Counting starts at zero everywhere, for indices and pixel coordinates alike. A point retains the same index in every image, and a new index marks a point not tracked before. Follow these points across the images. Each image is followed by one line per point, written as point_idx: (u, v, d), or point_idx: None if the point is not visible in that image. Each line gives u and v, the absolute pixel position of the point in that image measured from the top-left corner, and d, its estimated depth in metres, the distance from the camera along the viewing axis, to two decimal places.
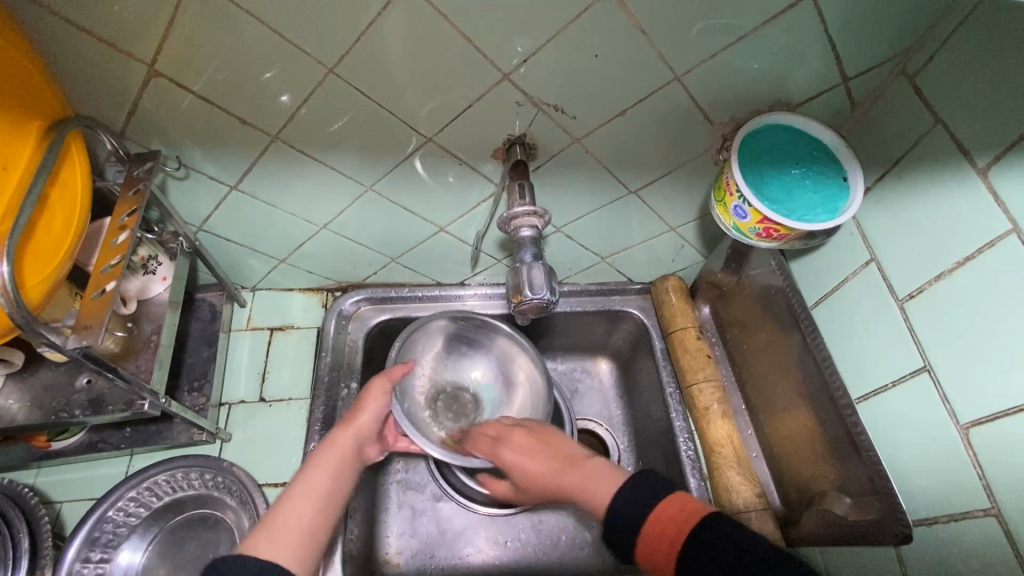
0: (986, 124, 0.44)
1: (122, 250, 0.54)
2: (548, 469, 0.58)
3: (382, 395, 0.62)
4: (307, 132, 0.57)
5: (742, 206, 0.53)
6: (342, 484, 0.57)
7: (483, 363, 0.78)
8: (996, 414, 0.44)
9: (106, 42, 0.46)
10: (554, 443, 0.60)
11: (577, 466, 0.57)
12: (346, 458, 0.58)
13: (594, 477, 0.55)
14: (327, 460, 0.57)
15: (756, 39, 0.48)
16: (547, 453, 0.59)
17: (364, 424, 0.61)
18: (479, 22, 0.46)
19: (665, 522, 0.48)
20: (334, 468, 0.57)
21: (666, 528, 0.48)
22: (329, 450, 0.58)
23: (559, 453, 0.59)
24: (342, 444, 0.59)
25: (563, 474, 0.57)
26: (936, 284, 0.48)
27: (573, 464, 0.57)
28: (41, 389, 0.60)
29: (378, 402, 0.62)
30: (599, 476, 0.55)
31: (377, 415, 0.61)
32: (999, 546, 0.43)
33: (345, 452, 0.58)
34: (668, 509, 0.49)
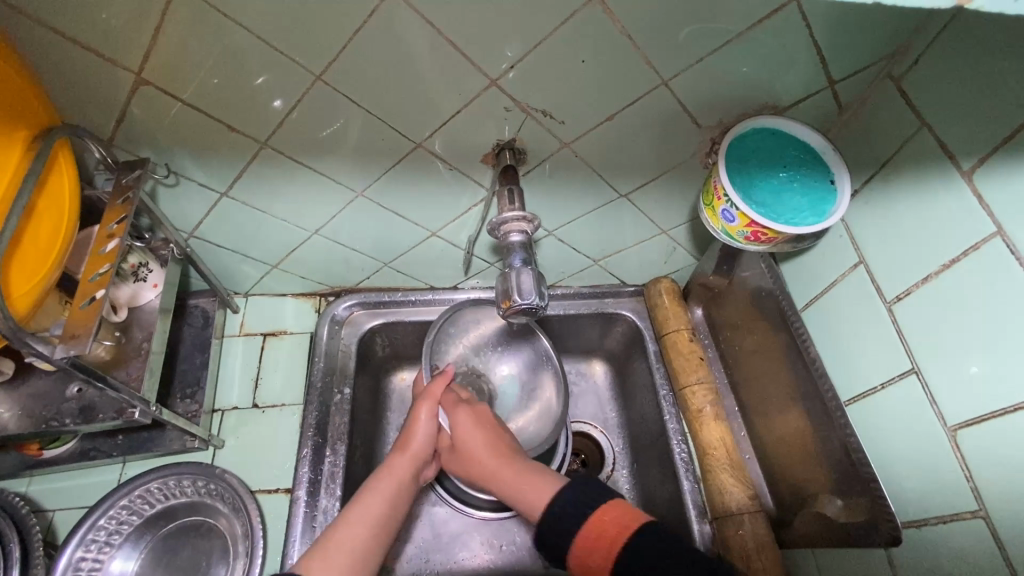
0: (971, 127, 0.44)
1: (111, 258, 0.54)
2: (486, 456, 0.62)
3: (430, 419, 0.65)
4: (297, 138, 0.57)
5: (729, 210, 0.53)
6: (397, 507, 0.60)
7: (513, 361, 0.77)
8: (983, 417, 0.44)
9: (93, 51, 0.46)
10: (499, 433, 0.64)
11: (513, 459, 0.61)
12: (403, 484, 0.61)
13: (531, 486, 0.58)
14: (385, 485, 0.60)
15: (742, 44, 0.48)
16: (491, 439, 0.63)
17: (417, 448, 0.64)
18: (465, 29, 0.46)
19: (603, 525, 0.52)
20: (390, 494, 0.60)
21: (607, 529, 0.51)
22: (386, 473, 0.61)
23: (503, 445, 0.62)
24: (398, 471, 0.62)
25: (498, 471, 0.61)
26: (923, 286, 0.48)
27: (513, 461, 0.61)
28: (31, 398, 0.60)
29: (428, 426, 0.65)
30: (538, 476, 0.59)
31: (429, 437, 0.64)
32: (987, 548, 0.43)
33: (400, 477, 0.61)
34: (609, 515, 0.52)
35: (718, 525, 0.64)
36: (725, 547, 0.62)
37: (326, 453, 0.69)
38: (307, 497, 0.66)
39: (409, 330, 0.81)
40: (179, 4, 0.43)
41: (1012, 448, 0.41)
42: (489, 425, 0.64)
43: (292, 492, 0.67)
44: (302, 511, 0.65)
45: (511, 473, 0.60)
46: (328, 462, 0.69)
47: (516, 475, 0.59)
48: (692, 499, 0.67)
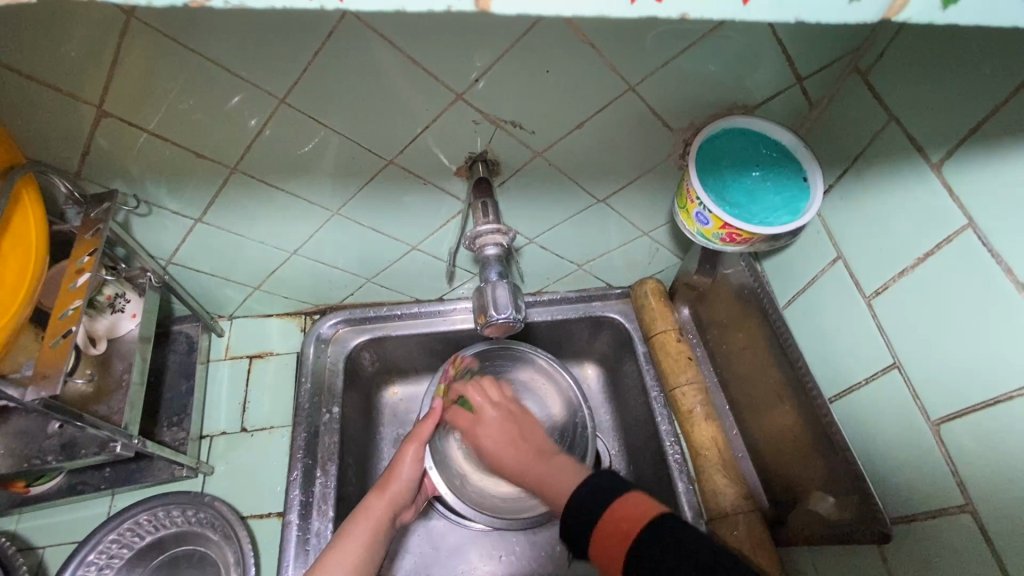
0: (938, 119, 0.44)
1: (82, 293, 0.53)
2: (523, 458, 0.64)
3: (415, 460, 0.67)
4: (267, 160, 0.57)
5: (703, 213, 0.53)
6: (373, 554, 0.61)
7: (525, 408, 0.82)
8: (965, 410, 0.43)
9: (51, 87, 0.45)
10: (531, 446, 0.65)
11: (547, 458, 0.63)
12: (380, 525, 0.62)
13: (559, 473, 0.61)
14: (362, 530, 0.61)
15: (707, 45, 0.48)
16: (507, 437, 0.66)
17: (398, 491, 0.65)
18: (426, 46, 0.46)
19: (617, 522, 0.49)
20: (365, 541, 0.61)
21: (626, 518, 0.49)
22: (362, 515, 0.62)
23: (530, 450, 0.65)
24: (376, 511, 0.63)
25: (535, 463, 0.63)
26: (900, 280, 0.48)
27: (545, 458, 0.63)
28: (12, 437, 0.60)
29: (412, 468, 0.66)
30: (570, 471, 0.61)
31: (410, 480, 0.66)
32: (975, 544, 0.42)
33: (377, 518, 0.62)
34: (621, 508, 0.50)
35: (713, 525, 0.63)
36: None
37: (316, 475, 0.69)
38: (299, 520, 0.66)
39: (396, 344, 0.81)
40: (133, 36, 0.43)
41: (994, 441, 0.41)
42: (510, 435, 0.66)
43: (283, 516, 0.67)
44: (295, 535, 0.65)
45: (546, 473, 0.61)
46: (319, 483, 0.68)
47: (542, 472, 0.62)
48: (687, 500, 0.66)
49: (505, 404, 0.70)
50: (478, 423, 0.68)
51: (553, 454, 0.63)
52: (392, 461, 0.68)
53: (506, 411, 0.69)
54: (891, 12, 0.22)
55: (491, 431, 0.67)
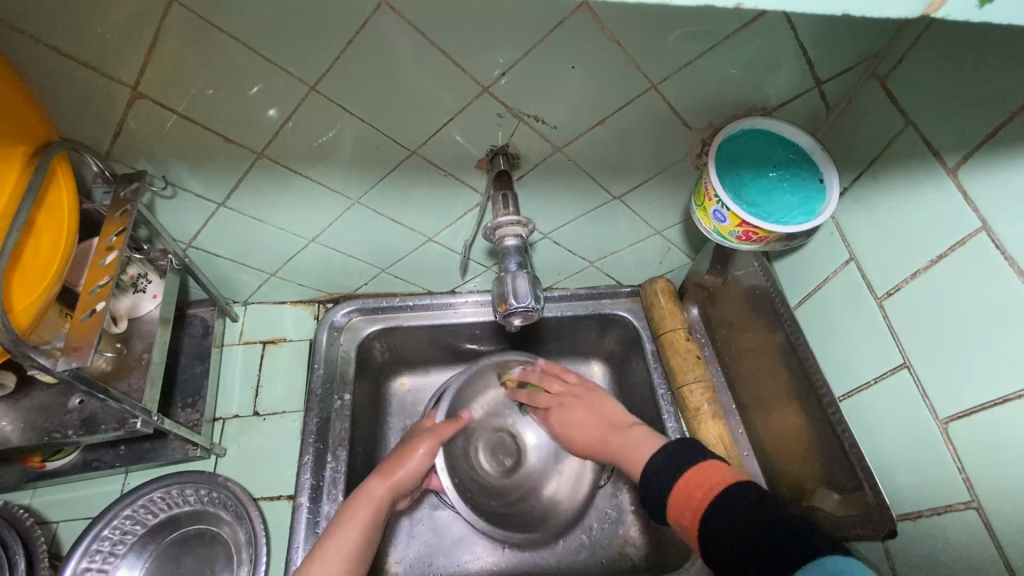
0: (955, 125, 0.45)
1: (111, 270, 0.55)
2: (600, 424, 0.69)
3: (426, 454, 0.68)
4: (293, 148, 0.58)
5: (721, 210, 0.54)
6: (369, 540, 0.60)
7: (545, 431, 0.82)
8: (973, 409, 0.44)
9: (90, 67, 0.46)
10: (613, 418, 0.69)
11: (623, 430, 0.66)
12: (380, 508, 0.62)
13: (638, 439, 0.63)
14: (362, 512, 0.61)
15: (731, 47, 0.49)
16: (593, 414, 0.70)
17: (402, 479, 0.65)
18: (457, 38, 0.47)
19: (692, 489, 0.53)
20: (364, 524, 0.61)
21: (695, 490, 0.52)
22: (363, 494, 0.63)
23: (609, 423, 0.68)
24: (377, 496, 0.63)
25: (614, 440, 0.66)
26: (913, 280, 0.49)
27: (618, 430, 0.66)
28: (33, 411, 0.61)
29: (421, 462, 0.67)
30: (646, 441, 0.62)
31: (416, 471, 0.66)
32: (980, 541, 0.43)
33: (378, 502, 0.62)
34: (703, 471, 0.53)
35: None
36: None
37: (327, 460, 0.70)
38: (309, 504, 0.67)
39: (407, 335, 0.82)
40: (174, 20, 0.44)
41: (1002, 439, 0.42)
42: (586, 411, 0.71)
43: (294, 498, 0.68)
44: (305, 517, 0.66)
45: (622, 441, 0.64)
46: (330, 467, 0.69)
47: (622, 443, 0.64)
48: None
49: (574, 386, 0.74)
50: (559, 407, 0.73)
51: (632, 426, 0.66)
52: (399, 450, 0.69)
53: (581, 389, 0.73)
54: (932, 9, 0.23)
55: (570, 411, 0.72)
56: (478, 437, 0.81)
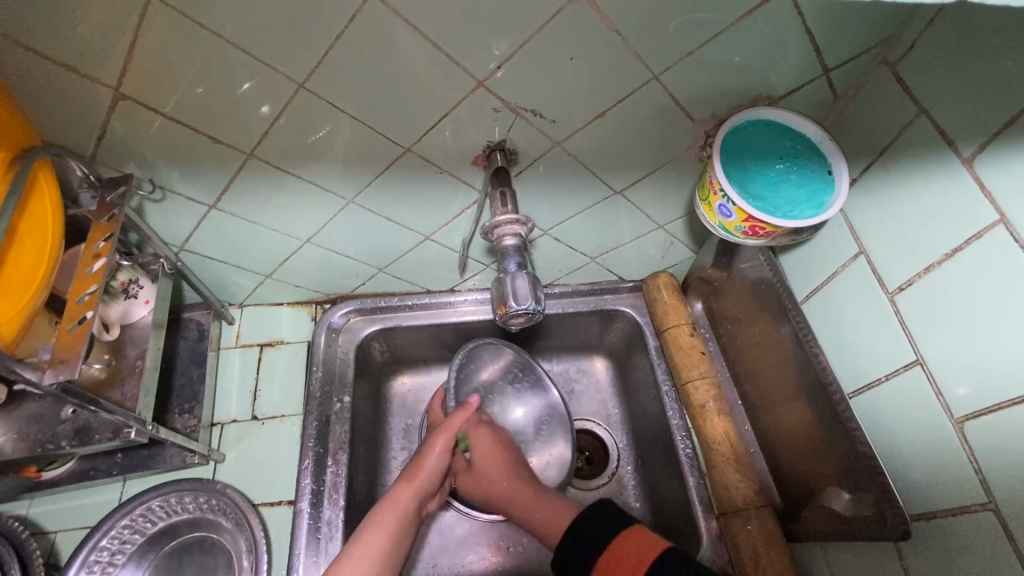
0: (970, 112, 0.43)
1: (98, 278, 0.53)
2: (504, 487, 0.66)
3: (443, 452, 0.64)
4: (283, 147, 0.56)
5: (726, 205, 0.52)
6: (398, 544, 0.59)
7: (526, 406, 0.78)
8: (991, 407, 0.43)
9: (69, 68, 0.45)
10: (518, 472, 0.67)
11: (540, 495, 0.65)
12: (405, 516, 0.60)
13: (551, 510, 0.63)
14: (389, 519, 0.59)
15: (735, 34, 0.47)
16: (506, 466, 0.67)
17: (425, 479, 0.63)
18: (450, 31, 0.45)
19: (627, 551, 0.54)
20: (393, 530, 0.59)
21: (626, 557, 0.54)
22: (389, 501, 0.61)
23: (523, 479, 0.66)
24: (403, 501, 0.61)
25: (517, 501, 0.65)
26: (925, 275, 0.48)
27: (529, 485, 0.66)
28: (26, 421, 0.60)
29: (440, 457, 0.64)
30: (554, 508, 0.63)
31: (437, 469, 0.64)
32: (998, 542, 0.42)
33: (404, 508, 0.61)
34: (630, 542, 0.55)
35: (725, 521, 0.63)
36: (733, 544, 0.61)
37: (327, 464, 0.69)
38: (310, 509, 0.66)
39: (407, 335, 0.80)
40: (154, 16, 0.42)
41: (1019, 438, 0.41)
42: (496, 458, 0.67)
43: (295, 504, 0.67)
44: (306, 523, 0.65)
45: (537, 505, 0.64)
46: (330, 472, 0.68)
47: (530, 501, 0.64)
48: (699, 495, 0.66)
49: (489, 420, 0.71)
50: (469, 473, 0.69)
51: (539, 487, 0.66)
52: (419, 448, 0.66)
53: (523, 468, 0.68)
54: None
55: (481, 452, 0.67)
56: None
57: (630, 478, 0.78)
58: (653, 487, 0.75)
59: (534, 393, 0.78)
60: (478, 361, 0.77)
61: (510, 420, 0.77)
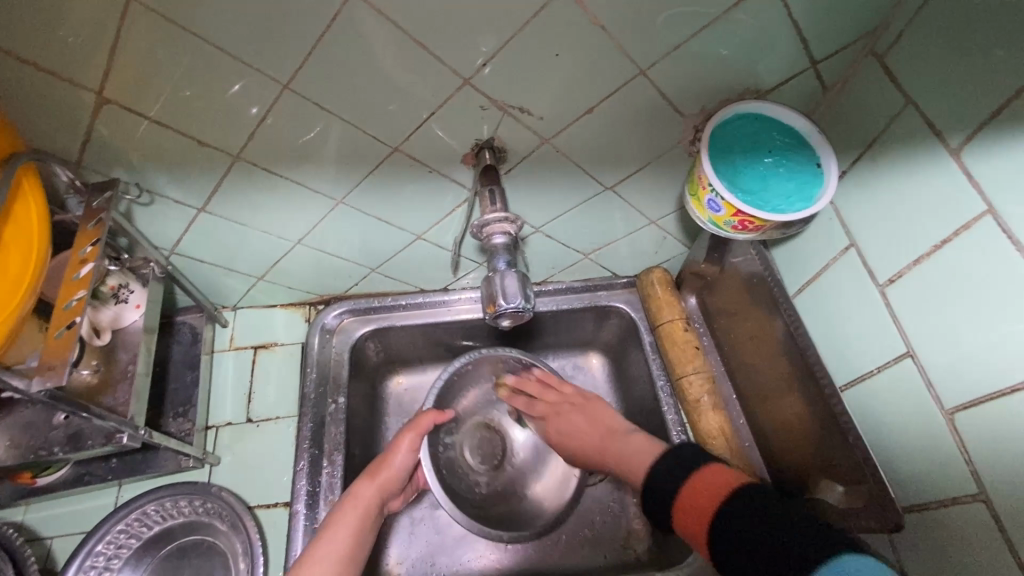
0: (957, 103, 0.43)
1: (85, 283, 0.53)
2: (598, 433, 0.71)
3: (409, 453, 0.67)
4: (271, 149, 0.56)
5: (715, 200, 0.52)
6: (361, 540, 0.60)
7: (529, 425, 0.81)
8: (981, 399, 0.43)
9: (50, 73, 0.44)
10: (608, 420, 0.72)
11: (622, 437, 0.69)
12: (369, 513, 0.61)
13: (635, 447, 0.66)
14: (350, 517, 0.60)
15: (721, 27, 0.47)
16: (596, 423, 0.71)
17: (388, 477, 0.65)
18: (434, 29, 0.45)
19: (700, 492, 0.56)
20: (356, 525, 0.60)
21: (705, 489, 0.56)
22: (351, 498, 0.62)
23: (604, 428, 0.71)
24: (364, 497, 0.62)
25: (613, 442, 0.69)
26: (915, 267, 0.48)
27: (616, 436, 0.69)
28: (18, 428, 0.59)
29: (406, 457, 0.67)
30: (640, 451, 0.66)
31: (400, 469, 0.66)
32: (989, 534, 0.42)
33: (366, 504, 0.62)
34: (707, 476, 0.57)
35: None
36: None
37: (323, 465, 0.68)
38: (306, 510, 0.66)
39: (401, 335, 0.80)
40: (133, 19, 0.42)
41: (1008, 430, 0.41)
42: (592, 419, 0.72)
43: (290, 505, 0.66)
44: (302, 524, 0.65)
45: (624, 448, 0.67)
46: (325, 473, 0.68)
47: (623, 448, 0.67)
48: None
49: (570, 394, 0.75)
50: (558, 414, 0.74)
51: (629, 433, 0.69)
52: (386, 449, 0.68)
53: (580, 398, 0.74)
54: None
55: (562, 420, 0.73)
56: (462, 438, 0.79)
57: None
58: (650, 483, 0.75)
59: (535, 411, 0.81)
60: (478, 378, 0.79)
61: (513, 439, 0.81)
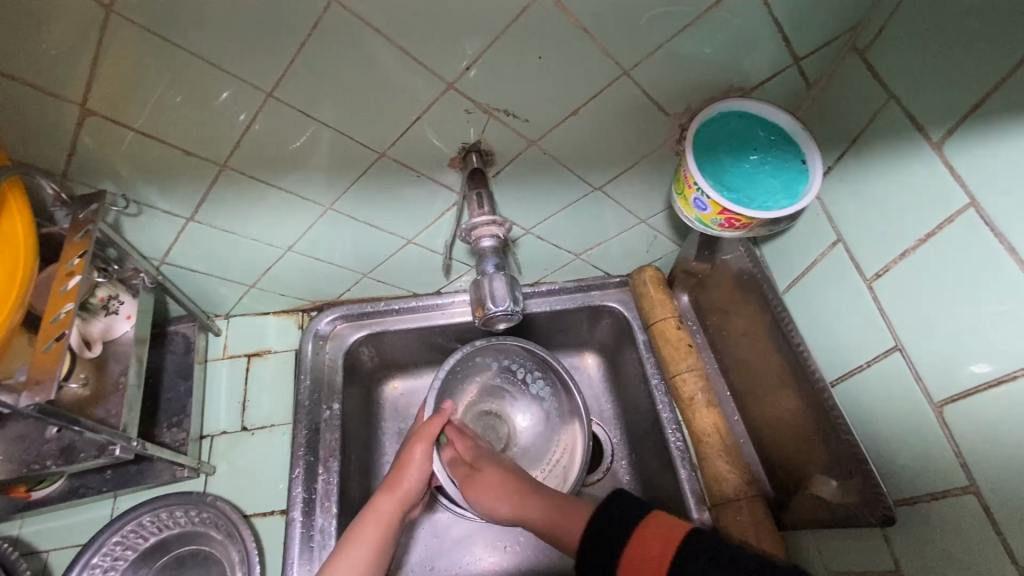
0: (938, 98, 0.43)
1: (73, 296, 0.53)
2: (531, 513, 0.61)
3: (426, 462, 0.65)
4: (257, 157, 0.56)
5: (701, 198, 0.53)
6: (383, 553, 0.60)
7: (530, 411, 0.80)
8: (967, 391, 0.43)
9: (33, 86, 0.44)
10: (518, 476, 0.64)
11: (524, 499, 0.62)
12: (390, 526, 0.61)
13: (565, 518, 0.58)
14: (373, 530, 0.60)
15: (703, 26, 0.47)
16: (506, 480, 0.64)
17: (407, 489, 0.63)
18: (417, 35, 0.45)
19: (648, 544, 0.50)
20: (377, 540, 0.60)
21: (649, 547, 0.49)
22: (372, 513, 0.61)
23: (524, 485, 0.63)
24: (384, 512, 0.62)
25: (524, 503, 0.61)
26: (901, 261, 0.48)
27: (526, 495, 0.62)
28: (10, 442, 0.59)
29: (421, 468, 0.64)
30: (563, 513, 0.59)
31: (420, 479, 0.64)
32: (980, 525, 0.42)
33: (387, 519, 0.61)
34: (649, 531, 0.50)
35: (717, 512, 0.63)
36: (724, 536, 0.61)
37: (318, 472, 0.68)
38: (302, 518, 0.66)
39: (395, 340, 0.80)
40: (115, 31, 0.42)
41: (995, 421, 0.41)
42: (500, 480, 0.64)
43: (286, 513, 0.66)
44: (299, 532, 0.65)
45: (536, 509, 0.60)
46: (321, 480, 0.68)
47: (540, 509, 0.60)
48: (691, 488, 0.66)
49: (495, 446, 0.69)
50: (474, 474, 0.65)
51: (543, 489, 0.63)
52: (399, 457, 0.66)
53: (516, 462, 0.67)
54: None
55: (480, 486, 0.64)
56: (468, 427, 0.78)
57: (625, 474, 0.78)
58: (647, 482, 0.75)
59: (534, 396, 0.79)
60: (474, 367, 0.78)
61: (518, 426, 0.80)
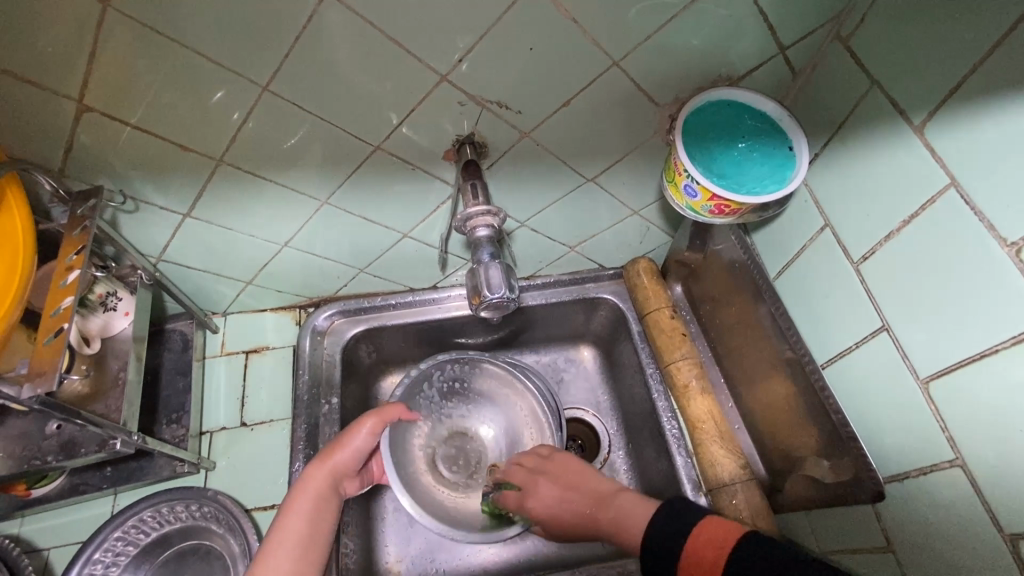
0: (919, 84, 0.44)
1: (73, 289, 0.53)
2: (580, 504, 0.63)
3: (368, 433, 0.64)
4: (253, 151, 0.56)
5: (691, 185, 0.53)
6: (319, 524, 0.59)
7: (492, 421, 0.80)
8: (951, 367, 0.44)
9: (30, 82, 0.45)
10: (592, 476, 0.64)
11: (609, 501, 0.61)
12: (324, 497, 0.60)
13: (625, 509, 0.58)
14: (302, 503, 0.59)
15: (691, 16, 0.48)
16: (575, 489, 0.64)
17: (341, 459, 0.62)
18: (409, 28, 0.46)
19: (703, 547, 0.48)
20: (309, 512, 0.59)
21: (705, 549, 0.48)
22: (304, 482, 0.60)
23: (587, 492, 0.63)
24: (315, 483, 0.60)
25: (604, 507, 0.61)
26: (887, 243, 0.49)
27: (606, 502, 0.61)
28: (13, 439, 0.60)
29: (364, 441, 0.64)
30: (632, 505, 0.58)
31: (359, 450, 0.63)
32: (967, 497, 0.43)
33: (317, 489, 0.60)
34: (712, 526, 0.49)
35: (713, 496, 0.64)
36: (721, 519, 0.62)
37: None
38: None
39: (392, 334, 0.80)
40: (110, 27, 0.42)
41: (978, 396, 0.42)
42: (574, 478, 0.65)
43: None
44: None
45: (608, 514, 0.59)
46: None
47: (612, 514, 0.59)
48: (687, 474, 0.67)
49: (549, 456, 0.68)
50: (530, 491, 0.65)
51: (627, 491, 0.61)
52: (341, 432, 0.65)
53: (545, 460, 0.68)
54: None
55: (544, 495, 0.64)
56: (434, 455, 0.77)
57: (623, 465, 0.79)
58: (644, 471, 0.76)
59: (493, 403, 0.80)
60: (427, 383, 0.77)
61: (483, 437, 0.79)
